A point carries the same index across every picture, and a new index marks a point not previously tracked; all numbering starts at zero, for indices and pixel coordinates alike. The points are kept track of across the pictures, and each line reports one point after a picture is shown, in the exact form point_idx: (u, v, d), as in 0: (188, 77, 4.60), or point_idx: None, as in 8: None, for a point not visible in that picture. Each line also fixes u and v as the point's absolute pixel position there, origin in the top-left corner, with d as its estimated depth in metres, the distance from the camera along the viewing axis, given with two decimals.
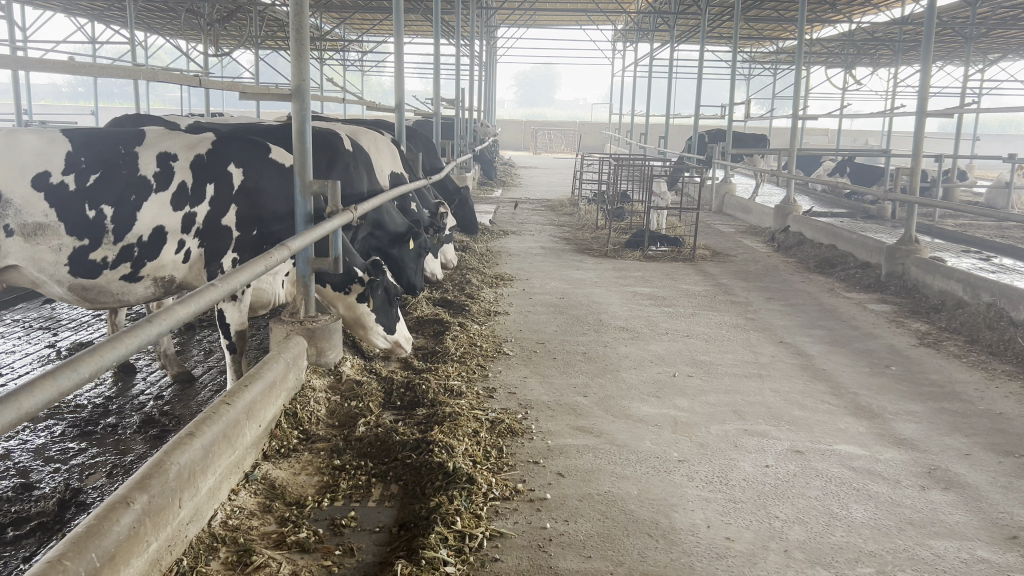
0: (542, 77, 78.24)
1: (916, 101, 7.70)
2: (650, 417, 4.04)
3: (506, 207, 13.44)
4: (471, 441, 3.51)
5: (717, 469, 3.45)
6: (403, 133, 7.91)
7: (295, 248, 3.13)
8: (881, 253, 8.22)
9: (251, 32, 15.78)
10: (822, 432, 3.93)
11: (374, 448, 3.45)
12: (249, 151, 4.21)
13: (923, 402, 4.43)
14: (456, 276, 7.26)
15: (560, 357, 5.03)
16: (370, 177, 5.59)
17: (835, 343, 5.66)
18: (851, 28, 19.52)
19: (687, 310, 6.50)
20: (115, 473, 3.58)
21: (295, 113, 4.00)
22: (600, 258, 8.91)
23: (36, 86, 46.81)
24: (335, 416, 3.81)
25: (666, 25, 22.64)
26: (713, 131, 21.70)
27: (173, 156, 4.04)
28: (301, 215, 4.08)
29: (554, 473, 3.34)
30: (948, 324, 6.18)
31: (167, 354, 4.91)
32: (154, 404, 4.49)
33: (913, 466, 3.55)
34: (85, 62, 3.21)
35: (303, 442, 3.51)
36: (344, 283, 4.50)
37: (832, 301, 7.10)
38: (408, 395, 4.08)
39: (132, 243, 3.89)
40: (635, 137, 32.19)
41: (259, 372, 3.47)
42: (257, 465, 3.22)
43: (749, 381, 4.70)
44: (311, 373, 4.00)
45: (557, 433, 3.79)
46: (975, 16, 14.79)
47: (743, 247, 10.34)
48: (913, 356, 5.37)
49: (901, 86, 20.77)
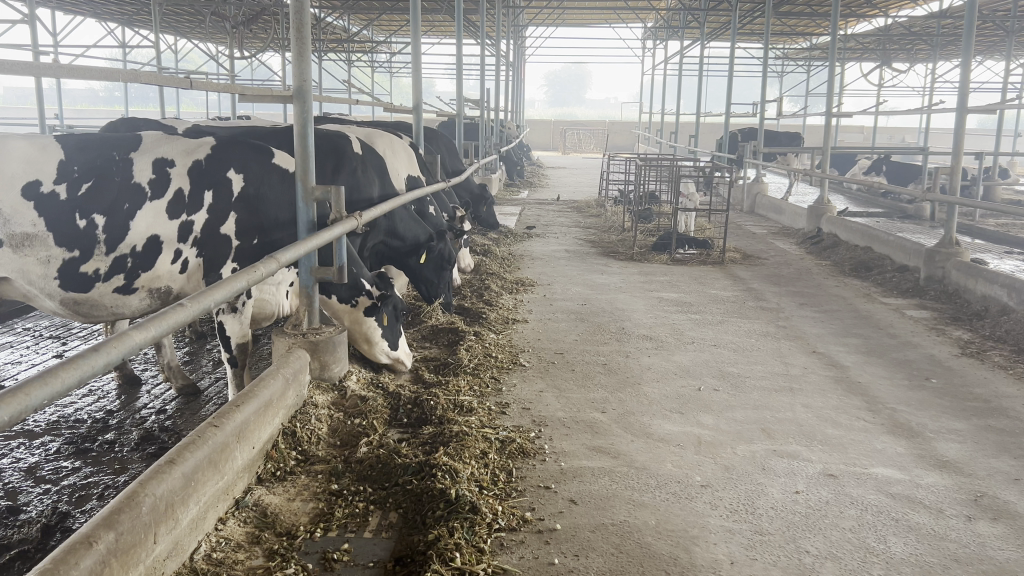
0: (572, 77, 77.95)
1: (958, 96, 7.34)
2: (672, 436, 3.80)
3: (532, 209, 13.23)
4: (478, 463, 3.30)
5: (743, 496, 3.20)
6: (422, 136, 7.69)
7: (284, 260, 2.91)
8: (920, 256, 7.88)
9: (276, 31, 15.69)
10: (858, 454, 3.65)
11: (375, 472, 3.24)
12: (249, 157, 4.06)
13: (967, 420, 4.13)
14: (475, 281, 7.04)
15: (579, 369, 4.79)
16: (381, 182, 5.38)
17: (871, 353, 5.36)
18: (887, 23, 19.00)
19: (713, 317, 6.23)
20: (106, 496, 3.38)
21: (296, 116, 3.79)
22: (626, 262, 8.65)
23: (72, 90, 47.76)
24: (337, 434, 3.60)
25: (695, 21, 22.24)
26: (744, 130, 21.28)
27: (169, 162, 3.89)
28: (302, 223, 3.91)
29: (565, 500, 3.11)
30: (992, 332, 5.84)
31: (171, 366, 4.74)
32: (155, 419, 4.31)
33: (957, 493, 3.27)
34: (93, 67, 3.00)
35: (301, 464, 3.31)
36: (351, 295, 4.31)
37: (867, 307, 6.79)
38: (415, 412, 3.86)
39: (125, 253, 3.75)
40: (666, 137, 31.85)
41: (254, 389, 3.27)
42: (249, 490, 3.02)
43: (779, 395, 4.44)
44: (314, 389, 3.81)
45: (572, 454, 3.56)
46: (1016, 9, 14.27)
47: (776, 249, 10.01)
48: (956, 367, 5.05)
49: (939, 82, 20.19)
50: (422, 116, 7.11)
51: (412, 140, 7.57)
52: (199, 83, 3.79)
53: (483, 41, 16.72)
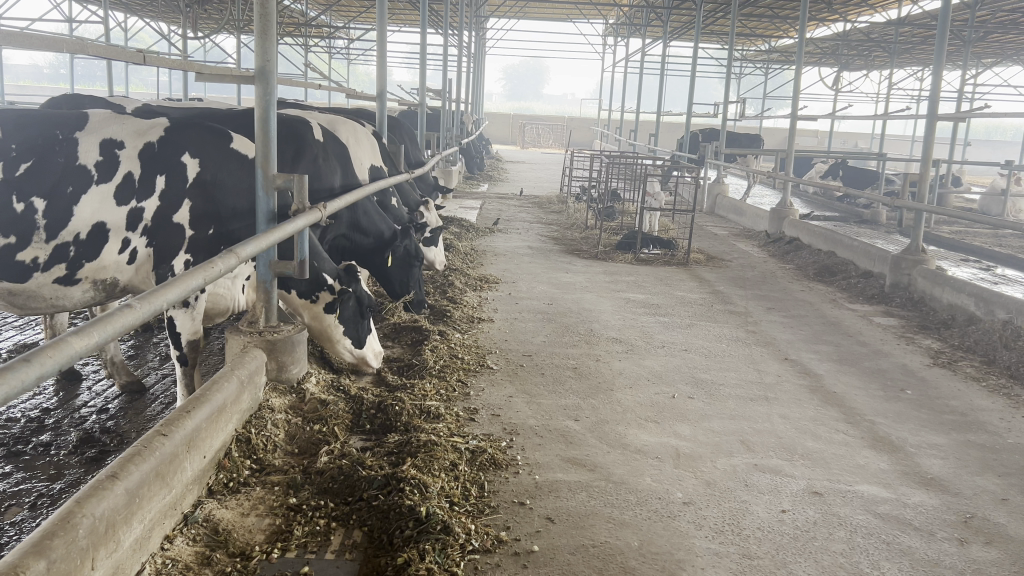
0: (531, 72, 77.80)
1: (929, 103, 7.27)
2: (649, 447, 3.63)
3: (493, 203, 13.00)
4: (448, 476, 3.09)
5: (728, 515, 3.03)
6: (384, 126, 7.41)
7: (243, 255, 2.65)
8: (885, 262, 7.84)
9: (232, 12, 15.08)
10: (842, 469, 3.52)
11: (337, 484, 3.00)
12: (206, 139, 3.76)
13: (947, 434, 4.04)
14: (438, 277, 6.81)
15: (549, 373, 4.61)
16: (343, 171, 5.12)
17: (843, 361, 5.26)
18: (847, 28, 19.04)
19: (682, 321, 6.08)
20: (39, 505, 3.10)
21: (257, 99, 3.54)
22: (591, 260, 8.49)
23: (16, 67, 46.05)
24: (296, 442, 3.36)
25: (657, 20, 22.13)
26: (704, 130, 21.24)
27: (119, 143, 3.60)
28: (262, 214, 3.63)
29: (542, 518, 2.92)
30: (960, 342, 5.80)
31: (114, 362, 4.43)
32: (96, 419, 4.01)
33: (945, 513, 3.16)
34: (34, 36, 2.71)
35: (256, 475, 3.07)
36: (311, 290, 4.05)
37: (835, 312, 6.72)
38: (378, 418, 3.64)
39: (67, 241, 3.44)
40: (624, 135, 31.80)
41: (206, 393, 3.01)
42: (198, 505, 2.77)
43: (756, 405, 4.29)
44: (270, 391, 3.56)
45: (545, 466, 3.37)
46: (975, 19, 14.34)
47: (739, 251, 9.96)
48: (929, 378, 4.98)
49: (895, 89, 20.37)
50: (385, 104, 6.83)
51: (373, 128, 7.28)
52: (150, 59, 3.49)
53: (446, 31, 16.25)
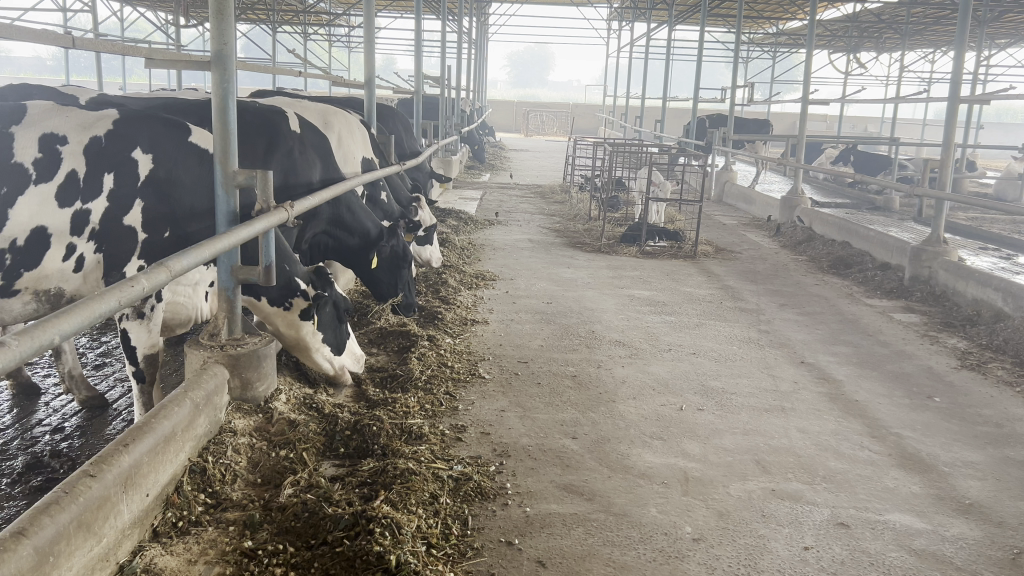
0: (536, 59, 77.25)
1: (952, 82, 6.80)
2: (655, 471, 3.26)
3: (493, 194, 12.60)
4: (427, 513, 2.73)
5: (743, 554, 2.68)
6: (374, 115, 6.99)
7: (178, 267, 2.26)
8: (903, 253, 7.44)
9: None
10: (870, 494, 3.15)
11: (301, 524, 2.65)
12: (160, 134, 3.45)
13: (983, 449, 3.67)
14: (430, 275, 6.43)
15: (545, 383, 4.24)
16: (322, 164, 4.76)
17: (864, 364, 4.87)
18: (857, 9, 18.48)
19: (689, 320, 5.71)
20: None
21: (213, 86, 3.14)
22: (594, 254, 8.12)
23: (16, 59, 45.57)
24: (259, 470, 3.00)
25: (661, 4, 21.58)
26: (711, 116, 20.71)
27: (61, 138, 3.27)
28: (223, 214, 3.23)
29: (531, 562, 2.56)
30: (990, 340, 5.40)
31: (73, 376, 4.06)
32: (50, 439, 3.66)
33: (990, 549, 2.79)
34: None
35: (210, 511, 2.71)
36: (282, 296, 3.68)
37: (851, 308, 6.33)
38: (354, 441, 3.29)
39: (3, 248, 3.08)
40: (629, 121, 31.31)
41: (149, 422, 2.63)
42: (139, 551, 2.42)
43: (771, 417, 3.93)
44: (232, 412, 3.20)
45: (538, 495, 3.01)
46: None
47: (750, 241, 9.57)
48: (958, 383, 4.59)
49: (908, 70, 19.80)
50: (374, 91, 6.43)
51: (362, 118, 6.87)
52: (79, 41, 3.16)
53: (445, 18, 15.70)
